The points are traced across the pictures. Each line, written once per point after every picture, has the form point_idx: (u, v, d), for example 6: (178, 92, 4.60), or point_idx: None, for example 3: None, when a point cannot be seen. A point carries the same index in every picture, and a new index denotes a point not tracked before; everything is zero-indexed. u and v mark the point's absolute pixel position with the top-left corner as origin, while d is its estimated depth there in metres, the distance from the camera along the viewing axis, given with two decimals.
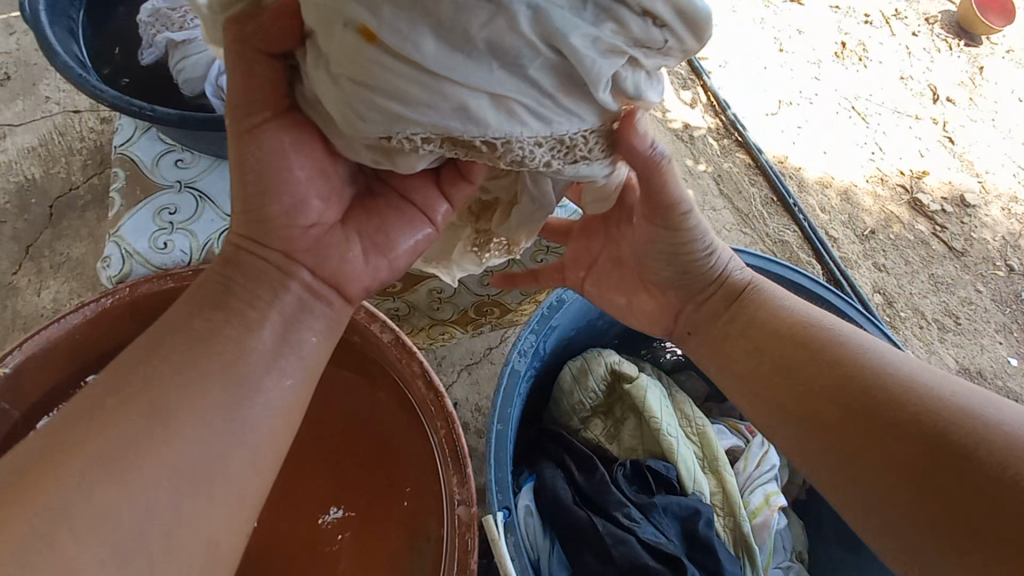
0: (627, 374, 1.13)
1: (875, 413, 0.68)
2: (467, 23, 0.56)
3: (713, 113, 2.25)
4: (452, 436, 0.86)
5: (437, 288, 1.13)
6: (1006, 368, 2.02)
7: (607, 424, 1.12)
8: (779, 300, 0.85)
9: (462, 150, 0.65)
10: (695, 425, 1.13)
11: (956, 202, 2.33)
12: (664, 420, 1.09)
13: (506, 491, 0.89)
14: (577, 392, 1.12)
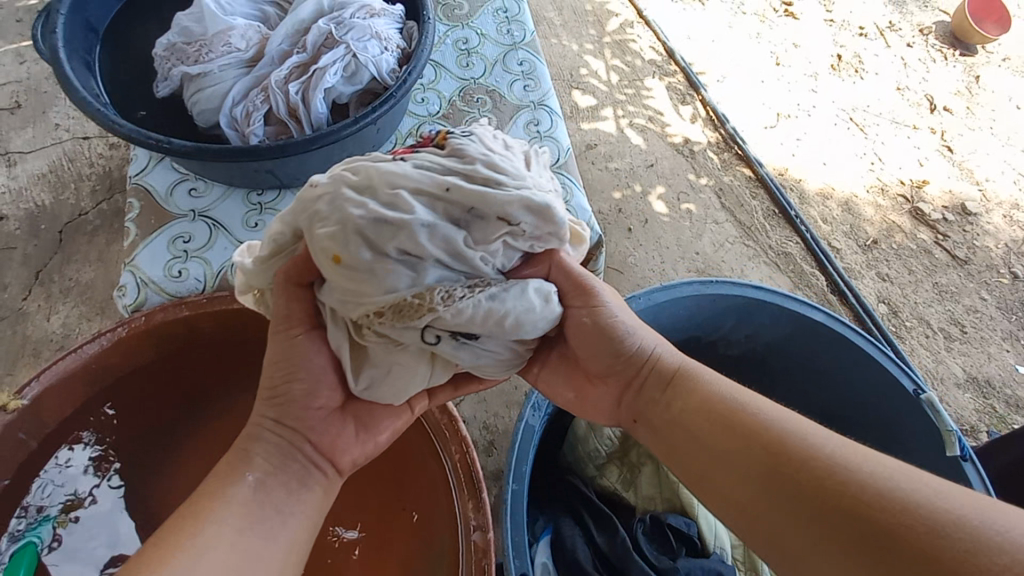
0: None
1: (810, 493, 0.63)
2: (382, 243, 0.67)
3: (713, 127, 2.28)
4: (466, 461, 0.87)
5: None
6: (1014, 376, 2.01)
7: (620, 469, 1.04)
8: (706, 374, 0.80)
9: (405, 316, 0.68)
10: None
11: (958, 210, 2.34)
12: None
13: (523, 556, 0.80)
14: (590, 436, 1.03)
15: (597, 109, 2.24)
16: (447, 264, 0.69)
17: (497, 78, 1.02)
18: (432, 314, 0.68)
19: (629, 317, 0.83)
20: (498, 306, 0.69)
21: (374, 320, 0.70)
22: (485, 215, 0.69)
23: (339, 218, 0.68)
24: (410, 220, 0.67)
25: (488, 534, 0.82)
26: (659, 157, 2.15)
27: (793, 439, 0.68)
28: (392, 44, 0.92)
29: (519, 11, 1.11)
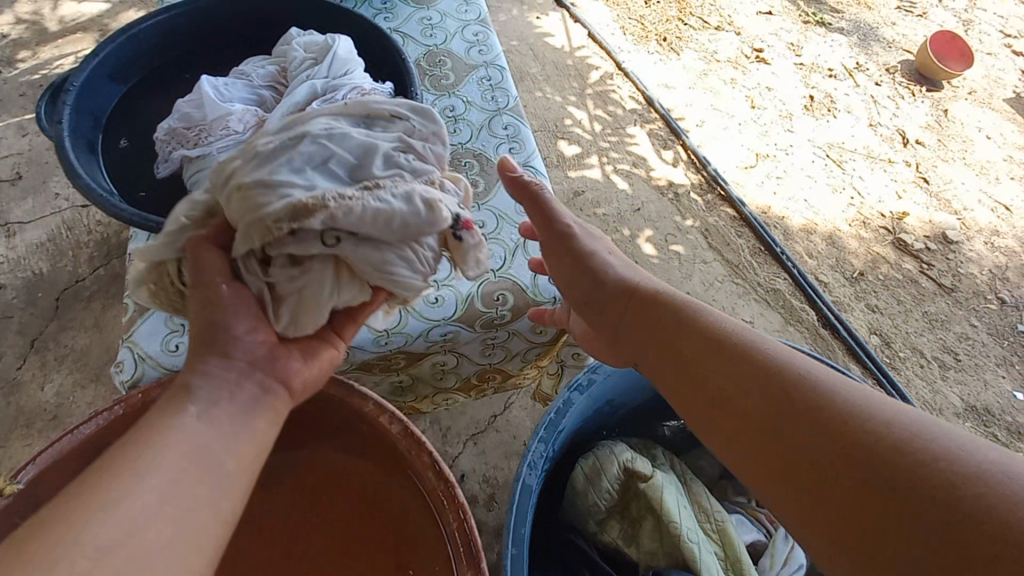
0: (651, 473, 0.79)
1: (818, 434, 0.57)
2: (278, 156, 0.63)
3: (695, 169, 2.36)
4: (465, 531, 0.72)
5: (440, 361, 1.03)
6: (1013, 403, 2.01)
7: (622, 531, 0.80)
8: (711, 313, 0.74)
9: (302, 213, 0.61)
10: (717, 520, 0.80)
11: (940, 239, 2.40)
12: (688, 526, 0.76)
13: None
14: (590, 495, 0.80)
15: (583, 157, 2.32)
16: (346, 162, 0.65)
17: (483, 142, 1.07)
18: (328, 213, 0.61)
19: (617, 262, 0.87)
20: (393, 209, 0.63)
21: (271, 240, 0.62)
22: (380, 119, 0.71)
23: (241, 151, 0.66)
24: (308, 127, 0.66)
25: None
26: (645, 201, 2.21)
27: (804, 380, 0.61)
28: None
29: (503, 78, 1.17)
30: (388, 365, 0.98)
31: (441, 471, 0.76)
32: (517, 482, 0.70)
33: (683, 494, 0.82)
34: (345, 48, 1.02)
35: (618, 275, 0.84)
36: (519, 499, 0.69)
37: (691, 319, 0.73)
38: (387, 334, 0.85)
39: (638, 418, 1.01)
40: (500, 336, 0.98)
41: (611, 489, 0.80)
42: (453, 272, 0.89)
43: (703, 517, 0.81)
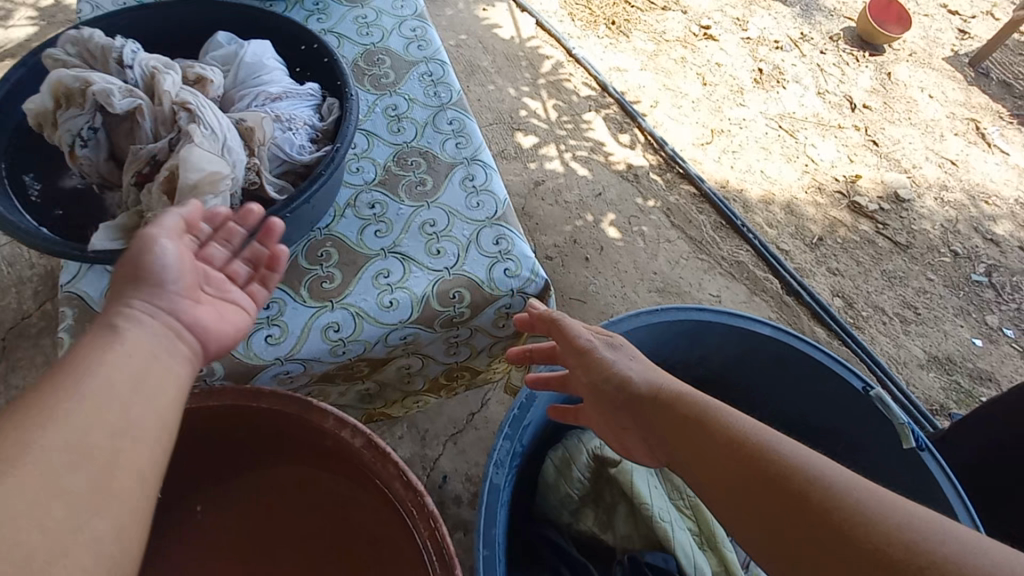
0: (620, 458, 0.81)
1: (853, 566, 0.49)
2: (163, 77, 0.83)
3: (652, 150, 2.38)
4: (438, 541, 0.69)
5: (405, 365, 1.01)
6: (972, 350, 2.09)
7: (596, 517, 0.82)
8: (729, 412, 0.64)
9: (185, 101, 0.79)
10: (688, 498, 0.83)
11: (892, 198, 2.47)
12: (658, 505, 0.78)
13: None
14: (563, 485, 0.82)
15: (540, 147, 2.31)
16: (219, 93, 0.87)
17: (428, 139, 1.05)
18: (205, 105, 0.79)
19: (638, 366, 0.73)
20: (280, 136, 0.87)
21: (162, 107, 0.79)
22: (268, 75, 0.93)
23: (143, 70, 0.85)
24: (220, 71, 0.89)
25: None
26: (606, 185, 2.22)
27: (832, 495, 0.53)
28: (298, 123, 0.90)
29: (444, 73, 1.15)
30: (351, 374, 0.96)
31: (409, 480, 0.73)
32: (484, 482, 0.70)
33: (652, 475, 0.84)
34: (254, 50, 0.94)
35: (643, 378, 0.70)
36: (487, 500, 0.69)
37: (702, 425, 0.63)
38: (343, 343, 0.82)
39: None
40: (462, 333, 0.96)
41: (583, 476, 0.82)
42: (406, 273, 0.87)
43: (673, 494, 0.83)
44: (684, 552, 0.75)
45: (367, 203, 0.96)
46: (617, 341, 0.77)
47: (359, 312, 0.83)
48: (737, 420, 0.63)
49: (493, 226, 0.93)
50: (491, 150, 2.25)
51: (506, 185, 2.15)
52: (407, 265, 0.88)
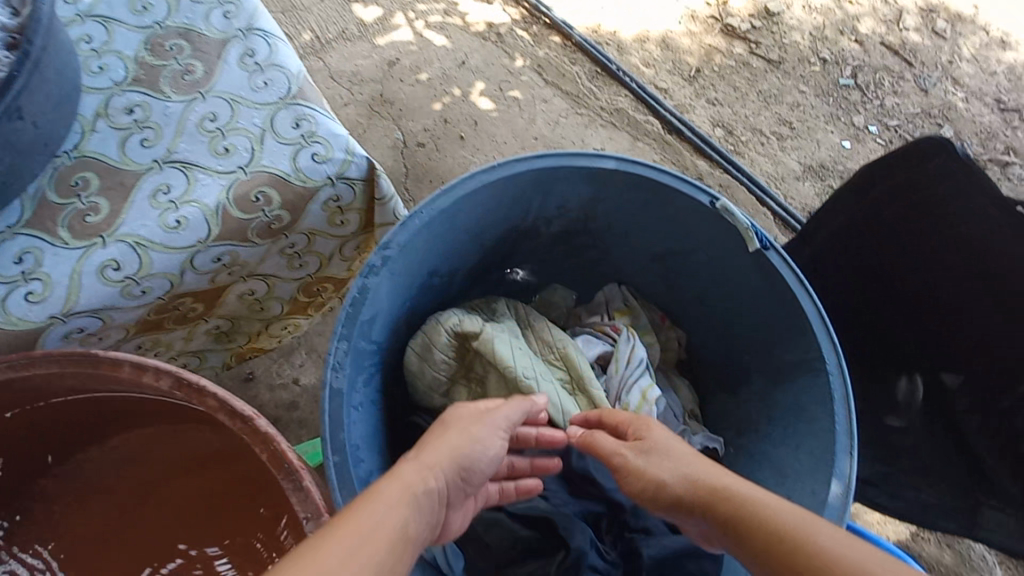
0: (480, 329, 0.75)
1: None
2: None
3: (514, 2, 2.14)
4: (275, 458, 0.59)
5: (247, 291, 0.90)
6: (841, 153, 2.19)
7: (470, 391, 0.78)
8: (766, 501, 0.54)
9: None
10: (559, 348, 0.79)
11: (762, 15, 2.41)
12: (520, 364, 0.74)
13: None
14: (427, 371, 0.75)
15: (388, 19, 2.02)
16: None
17: (188, 14, 0.83)
18: None
19: (674, 456, 0.62)
20: None
21: None
22: None
23: None
24: None
25: (324, 519, 0.58)
26: (469, 51, 2.00)
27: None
28: None
29: None
30: (176, 311, 0.84)
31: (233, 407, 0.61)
32: (324, 388, 0.63)
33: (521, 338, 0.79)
34: None
35: (680, 474, 0.60)
36: (330, 406, 0.62)
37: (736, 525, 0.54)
38: (132, 282, 0.69)
39: (474, 275, 0.95)
40: (295, 240, 0.85)
41: (448, 358, 0.75)
42: (190, 183, 0.72)
43: (542, 350, 0.80)
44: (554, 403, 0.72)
45: (123, 108, 0.76)
46: (652, 437, 0.65)
47: (141, 242, 0.68)
48: (776, 513, 0.52)
49: (287, 106, 0.77)
50: (331, 33, 1.95)
51: (356, 71, 1.90)
52: (190, 173, 0.73)
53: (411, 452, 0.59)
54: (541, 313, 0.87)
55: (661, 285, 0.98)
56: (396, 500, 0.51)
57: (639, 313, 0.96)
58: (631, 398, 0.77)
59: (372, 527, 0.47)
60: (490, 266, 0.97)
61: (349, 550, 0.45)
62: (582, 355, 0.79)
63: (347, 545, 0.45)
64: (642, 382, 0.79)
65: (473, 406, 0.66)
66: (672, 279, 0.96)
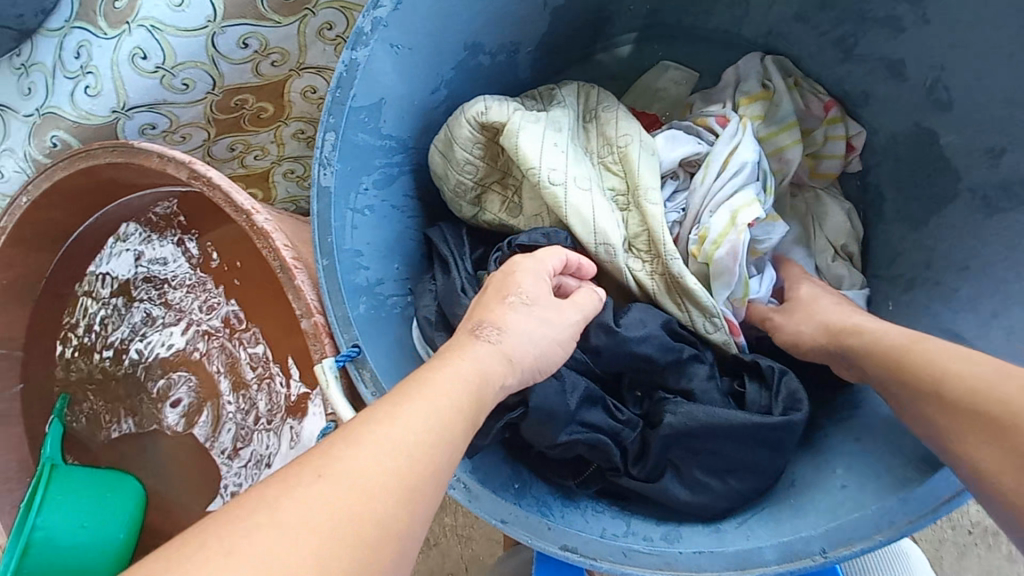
0: (507, 118, 0.57)
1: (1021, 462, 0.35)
2: None
3: None
4: (272, 248, 0.58)
5: (311, 88, 0.78)
6: None
7: (504, 201, 0.64)
8: (890, 333, 0.47)
9: None
10: (619, 148, 0.58)
11: None
12: (554, 166, 0.55)
13: (379, 335, 0.58)
14: (451, 175, 0.61)
15: None
16: None
17: None
18: None
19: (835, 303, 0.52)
20: None
21: None
22: None
23: None
24: None
25: (314, 319, 0.56)
26: None
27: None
28: None
29: None
30: (245, 109, 0.77)
31: (225, 187, 0.60)
32: (312, 186, 0.56)
33: (571, 134, 0.60)
34: None
35: (816, 323, 0.53)
36: (319, 207, 0.56)
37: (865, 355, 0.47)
38: (166, 72, 0.69)
39: (544, 50, 0.70)
40: (329, 17, 0.71)
41: (473, 158, 0.60)
42: None
43: (597, 152, 0.59)
44: (582, 217, 0.54)
45: None
46: (800, 295, 0.56)
47: (155, 24, 0.65)
48: (897, 340, 0.45)
49: None
50: None
51: None
52: None
53: (490, 314, 0.45)
54: (612, 95, 0.64)
55: (831, 50, 0.62)
56: (474, 367, 0.40)
57: (783, 99, 0.63)
58: (712, 223, 0.55)
59: (449, 395, 0.38)
60: (568, 41, 0.72)
61: (422, 409, 0.36)
62: (648, 156, 0.57)
63: (423, 412, 0.36)
64: (732, 196, 0.56)
65: (546, 265, 0.49)
66: (855, 36, 0.59)
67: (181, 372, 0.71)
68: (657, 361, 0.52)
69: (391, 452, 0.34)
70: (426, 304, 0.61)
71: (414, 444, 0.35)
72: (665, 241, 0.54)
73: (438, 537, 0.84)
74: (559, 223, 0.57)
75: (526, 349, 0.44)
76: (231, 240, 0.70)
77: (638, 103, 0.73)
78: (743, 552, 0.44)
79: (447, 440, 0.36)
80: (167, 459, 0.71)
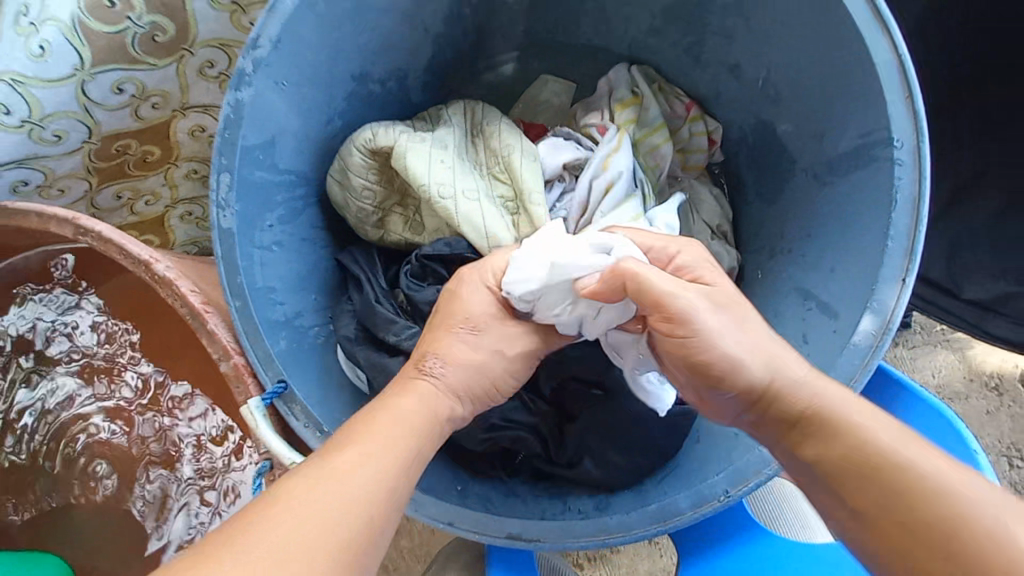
0: (393, 141, 0.62)
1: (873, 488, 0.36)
2: None
3: None
4: (178, 295, 0.57)
5: (200, 127, 0.77)
6: None
7: (406, 220, 0.66)
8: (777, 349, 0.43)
9: None
10: (503, 157, 0.65)
11: None
12: (442, 182, 0.60)
13: (299, 368, 0.58)
14: (351, 202, 0.65)
15: None
16: None
17: None
18: None
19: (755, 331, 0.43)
20: None
21: None
22: None
23: None
24: None
25: (234, 361, 0.55)
26: None
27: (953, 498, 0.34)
28: None
29: None
30: (129, 155, 0.74)
31: (121, 240, 0.58)
32: (212, 229, 0.56)
33: (458, 149, 0.65)
34: None
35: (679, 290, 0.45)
36: (222, 249, 0.56)
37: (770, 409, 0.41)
38: (34, 125, 0.65)
39: (433, 74, 0.74)
40: (209, 56, 0.70)
41: (369, 184, 0.64)
42: None
43: (484, 164, 0.66)
44: (470, 220, 0.60)
45: None
46: None
47: (16, 78, 0.61)
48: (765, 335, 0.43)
49: None
50: None
51: None
52: None
53: (447, 354, 0.48)
54: (495, 109, 0.70)
55: (684, 58, 0.70)
56: (418, 405, 0.44)
57: (650, 103, 0.70)
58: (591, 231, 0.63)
59: (396, 432, 0.41)
60: (454, 65, 0.76)
61: (370, 453, 0.39)
62: (531, 161, 0.64)
63: (374, 455, 0.39)
64: (618, 201, 0.64)
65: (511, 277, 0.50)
66: (699, 46, 0.68)
67: (93, 442, 0.66)
68: (563, 358, 0.56)
69: (345, 499, 0.36)
70: (345, 324, 0.62)
71: (367, 487, 0.37)
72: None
73: (396, 561, 0.85)
74: (454, 231, 0.63)
75: (462, 377, 0.47)
76: (131, 292, 0.67)
77: (527, 115, 0.79)
78: (664, 507, 0.50)
79: (396, 497, 0.38)
80: (92, 533, 0.66)
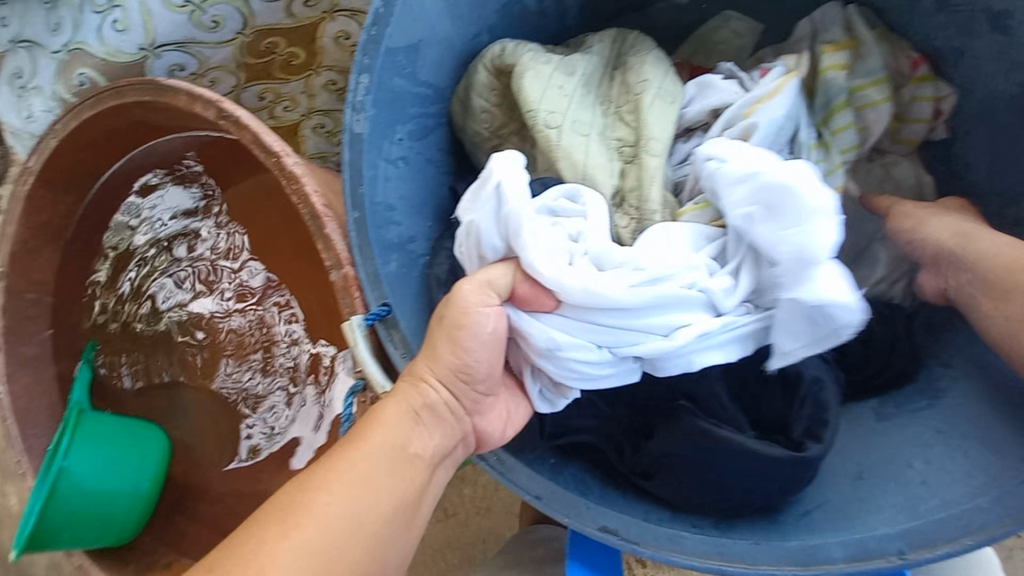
0: (521, 60, 0.55)
1: None
2: None
3: None
4: (303, 194, 0.55)
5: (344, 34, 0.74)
6: None
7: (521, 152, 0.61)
8: None
9: None
10: (634, 96, 0.55)
11: None
12: (553, 110, 0.53)
13: (406, 293, 0.55)
14: (469, 124, 0.60)
15: None
16: None
17: None
18: None
19: None
20: None
21: None
22: None
23: None
24: None
25: (345, 271, 0.53)
26: None
27: None
28: None
29: None
30: (276, 54, 0.73)
31: (258, 129, 0.56)
32: (343, 131, 0.52)
33: (589, 81, 0.57)
34: None
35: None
36: (351, 155, 0.52)
37: None
38: (196, 7, 0.66)
39: None
40: None
41: (489, 106, 0.59)
42: None
43: (612, 102, 0.56)
44: (572, 164, 0.53)
45: None
46: None
47: None
48: None
49: None
50: None
51: None
52: None
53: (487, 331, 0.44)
54: (652, 41, 0.60)
55: None
56: (392, 425, 0.43)
57: (868, 50, 0.56)
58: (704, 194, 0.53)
59: (371, 456, 0.41)
60: None
61: (343, 488, 0.40)
62: (666, 104, 0.55)
63: (348, 485, 0.40)
64: None
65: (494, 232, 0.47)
66: None
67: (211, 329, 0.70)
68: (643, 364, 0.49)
69: (319, 538, 0.39)
70: (439, 263, 0.57)
71: (340, 520, 0.39)
72: (653, 201, 0.52)
73: (456, 508, 0.82)
74: (552, 171, 0.55)
75: (448, 383, 0.44)
76: (262, 192, 0.68)
77: (695, 57, 0.66)
78: (808, 549, 0.41)
79: (370, 522, 0.40)
80: (198, 414, 0.70)
